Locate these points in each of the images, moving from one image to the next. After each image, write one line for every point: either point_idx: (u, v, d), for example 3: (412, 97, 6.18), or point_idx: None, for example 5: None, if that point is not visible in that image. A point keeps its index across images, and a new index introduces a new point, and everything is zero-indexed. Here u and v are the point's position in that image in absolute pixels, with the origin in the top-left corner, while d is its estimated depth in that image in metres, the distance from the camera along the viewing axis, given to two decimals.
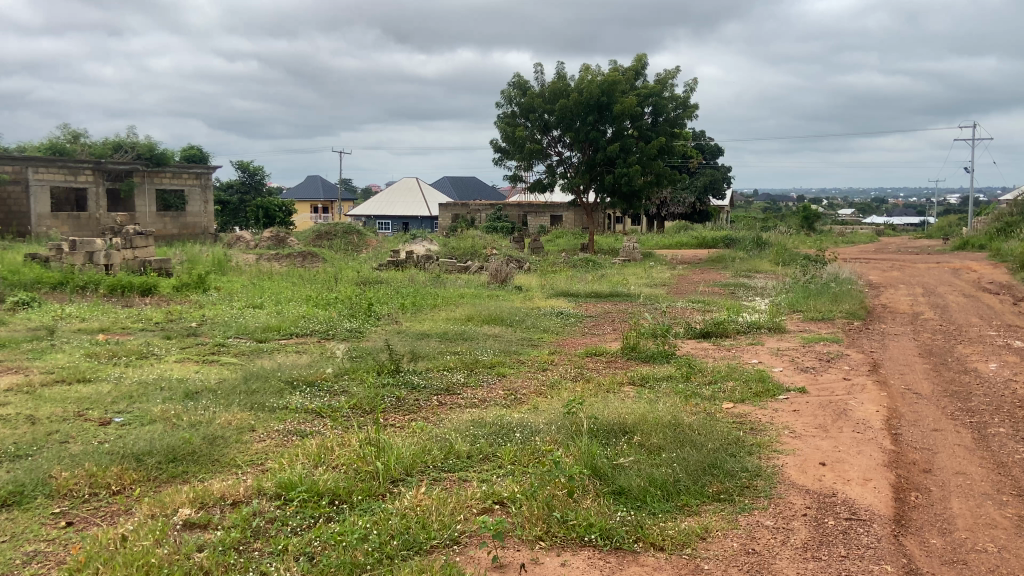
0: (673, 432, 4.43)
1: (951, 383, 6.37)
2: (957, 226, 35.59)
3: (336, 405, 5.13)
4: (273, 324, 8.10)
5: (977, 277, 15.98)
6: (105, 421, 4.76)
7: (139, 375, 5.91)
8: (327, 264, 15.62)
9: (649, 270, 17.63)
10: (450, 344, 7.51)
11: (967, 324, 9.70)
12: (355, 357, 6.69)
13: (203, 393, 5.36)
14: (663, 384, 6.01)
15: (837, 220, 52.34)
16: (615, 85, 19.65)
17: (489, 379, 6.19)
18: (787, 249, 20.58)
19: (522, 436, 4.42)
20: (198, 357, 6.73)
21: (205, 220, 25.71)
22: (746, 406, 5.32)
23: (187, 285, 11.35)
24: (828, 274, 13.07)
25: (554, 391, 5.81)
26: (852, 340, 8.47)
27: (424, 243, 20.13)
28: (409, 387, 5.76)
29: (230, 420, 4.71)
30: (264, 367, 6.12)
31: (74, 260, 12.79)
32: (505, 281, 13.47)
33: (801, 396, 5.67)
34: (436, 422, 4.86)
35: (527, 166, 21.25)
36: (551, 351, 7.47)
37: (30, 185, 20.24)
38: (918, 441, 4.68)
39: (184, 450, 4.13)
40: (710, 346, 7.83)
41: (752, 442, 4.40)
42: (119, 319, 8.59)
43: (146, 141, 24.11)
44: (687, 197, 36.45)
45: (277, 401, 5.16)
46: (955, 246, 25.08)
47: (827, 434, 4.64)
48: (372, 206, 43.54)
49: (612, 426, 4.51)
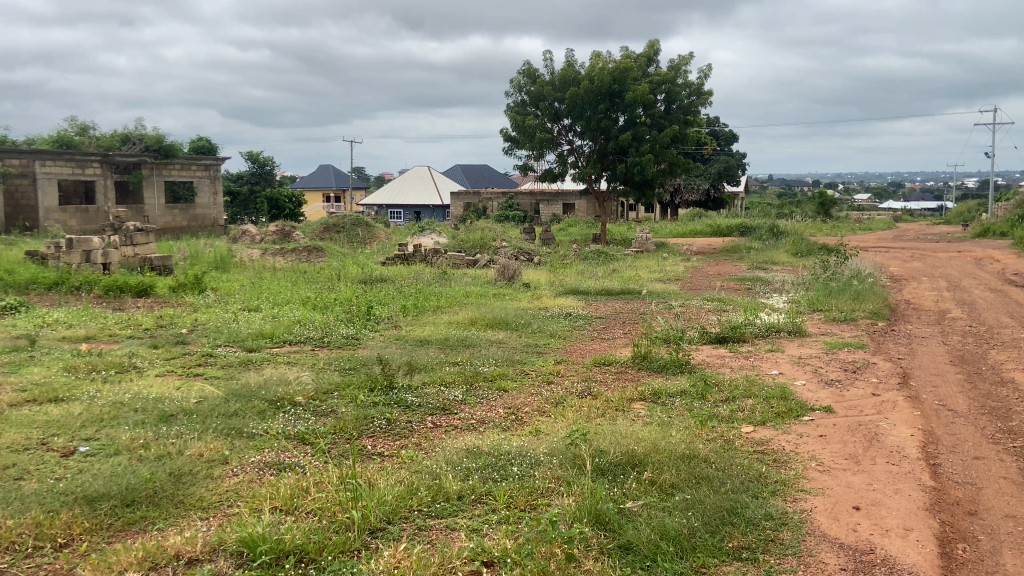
0: (688, 466, 3.99)
1: (989, 398, 5.86)
2: (978, 211, 34.70)
3: (319, 429, 4.72)
4: (265, 331, 7.69)
5: (1002, 267, 15.40)
6: (68, 452, 4.38)
7: (114, 394, 5.50)
8: (333, 260, 15.29)
9: (663, 262, 17.13)
10: (449, 353, 7.09)
11: (998, 324, 9.17)
12: (346, 370, 6.27)
13: (178, 416, 4.95)
14: (676, 401, 5.56)
15: (854, 206, 51.33)
16: (626, 72, 19.11)
17: (488, 396, 5.75)
18: (805, 238, 20.00)
19: (520, 470, 4.00)
20: (183, 369, 6.34)
21: (215, 212, 25.42)
22: (768, 430, 4.87)
23: (185, 285, 10.96)
24: (849, 268, 12.54)
25: (557, 410, 5.37)
26: (877, 345, 7.98)
27: (434, 236, 19.70)
28: (401, 406, 5.33)
29: (202, 450, 4.30)
30: (250, 383, 5.69)
31: (71, 259, 12.38)
32: (514, 277, 12.80)
33: (828, 417, 5.21)
34: (428, 451, 4.44)
35: (538, 156, 20.71)
36: (558, 360, 7.02)
37: (37, 178, 19.99)
38: (960, 473, 4.21)
39: (143, 491, 3.73)
40: (727, 353, 7.37)
41: (776, 478, 3.95)
42: (107, 325, 8.21)
43: (153, 132, 23.77)
44: (702, 184, 35.89)
45: (257, 425, 4.75)
46: (977, 232, 24.33)
47: (859, 468, 4.19)
48: (384, 195, 43.08)
49: (618, 459, 4.08)
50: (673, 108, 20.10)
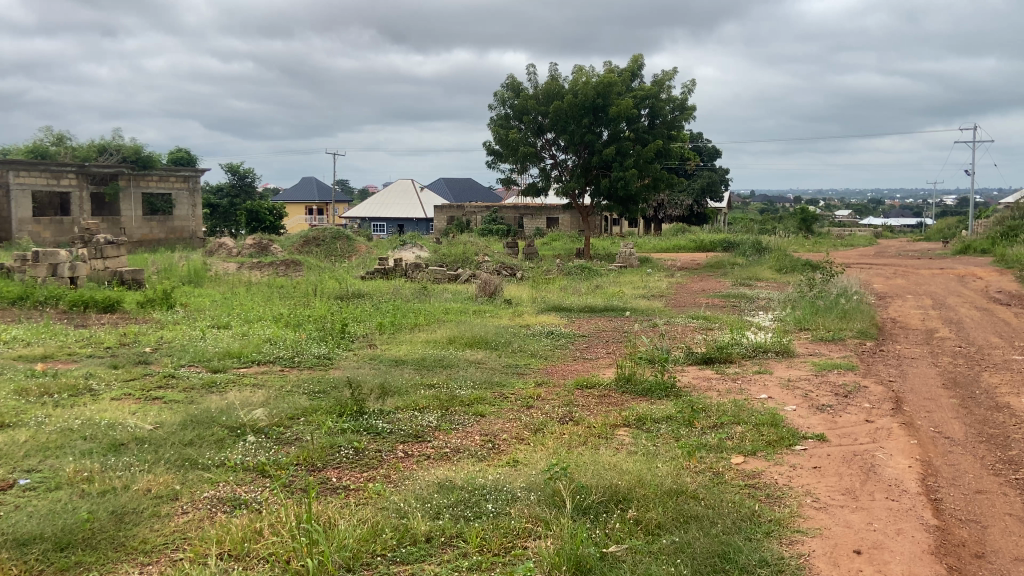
0: (676, 504, 3.71)
1: (985, 425, 5.62)
2: (956, 228, 34.98)
3: (280, 459, 4.41)
4: (233, 349, 7.36)
5: (986, 285, 15.31)
6: (6, 486, 4.03)
7: (64, 420, 5.14)
8: (311, 275, 14.98)
9: (647, 278, 16.92)
10: (425, 374, 6.78)
11: (988, 345, 8.97)
12: (315, 394, 5.94)
13: (129, 445, 4.62)
14: (662, 428, 5.28)
15: (834, 223, 51.62)
16: (610, 86, 18.94)
17: (464, 421, 5.44)
18: (788, 255, 19.86)
19: (494, 508, 3.71)
20: (141, 393, 5.98)
21: (193, 224, 24.95)
22: (759, 461, 4.60)
23: (154, 300, 10.58)
24: (835, 285, 12.35)
25: (536, 437, 5.08)
26: (867, 366, 7.73)
27: (415, 251, 19.41)
28: (371, 434, 5.02)
29: (151, 485, 3.97)
30: (212, 407, 5.35)
31: (37, 272, 11.96)
32: (495, 292, 12.50)
33: (822, 446, 4.94)
34: (397, 484, 4.13)
35: (521, 169, 20.48)
36: (538, 383, 6.72)
37: (11, 189, 19.53)
38: (963, 509, 3.95)
39: (80, 533, 3.40)
40: (713, 376, 7.11)
41: (770, 517, 3.67)
42: (66, 343, 7.84)
43: (131, 144, 23.35)
44: (685, 199, 35.81)
45: (213, 455, 4.43)
46: (958, 249, 24.29)
47: (857, 504, 3.93)
48: (368, 208, 42.67)
49: (601, 496, 3.78)
50: (657, 123, 19.93)
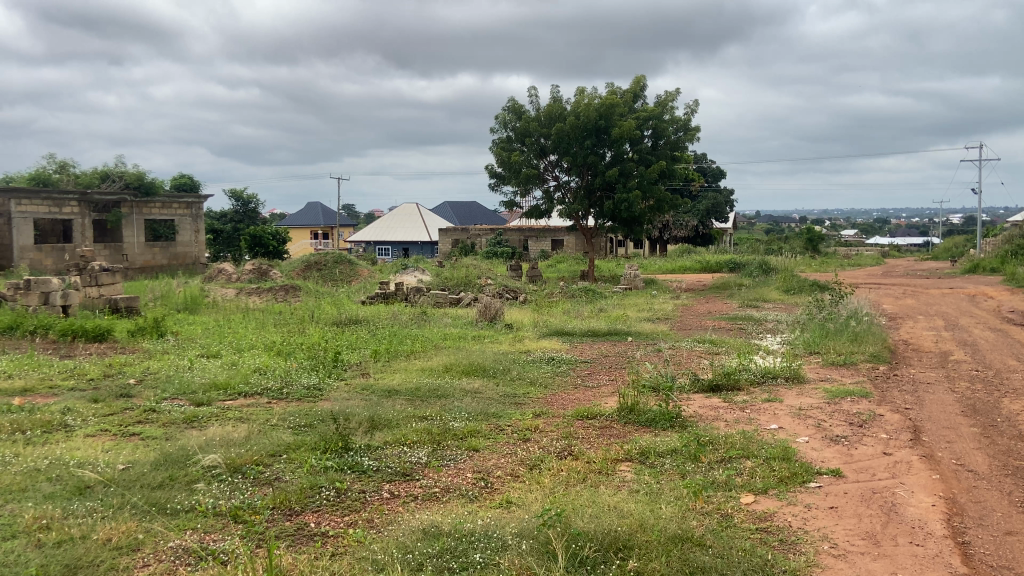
0: (681, 553, 3.39)
1: (1009, 456, 5.28)
2: (965, 247, 34.57)
3: (256, 503, 4.11)
4: (218, 381, 7.07)
5: (998, 305, 14.96)
6: None
7: (31, 460, 4.84)
8: (310, 300, 14.73)
9: (651, 300, 16.62)
10: (418, 406, 6.45)
11: (1006, 368, 8.64)
12: (300, 429, 5.63)
13: (96, 488, 4.33)
14: (667, 463, 4.96)
15: (842, 242, 51.23)
16: (612, 108, 18.75)
17: (455, 457, 5.14)
18: (796, 275, 19.52)
19: (482, 557, 3.40)
20: (119, 428, 5.69)
21: (196, 250, 24.76)
22: (772, 501, 4.27)
23: (145, 329, 10.31)
24: (845, 307, 12.02)
25: (532, 474, 4.76)
26: (882, 393, 7.38)
27: (417, 275, 19.14)
28: (356, 472, 4.72)
29: (112, 534, 3.67)
30: (188, 445, 5.05)
31: (29, 301, 11.71)
32: (495, 316, 12.21)
33: (837, 483, 4.62)
34: (379, 530, 3.83)
35: (523, 192, 20.26)
36: (536, 414, 6.39)
37: (12, 217, 19.40)
38: (994, 554, 3.62)
39: None
40: (721, 404, 6.78)
41: (783, 567, 3.35)
42: (50, 375, 7.59)
43: (133, 170, 23.26)
44: (690, 220, 35.60)
45: (183, 499, 4.14)
46: (967, 268, 23.90)
47: (879, 550, 3.60)
48: (372, 232, 42.51)
49: (600, 544, 3.46)
50: (660, 144, 19.70)
